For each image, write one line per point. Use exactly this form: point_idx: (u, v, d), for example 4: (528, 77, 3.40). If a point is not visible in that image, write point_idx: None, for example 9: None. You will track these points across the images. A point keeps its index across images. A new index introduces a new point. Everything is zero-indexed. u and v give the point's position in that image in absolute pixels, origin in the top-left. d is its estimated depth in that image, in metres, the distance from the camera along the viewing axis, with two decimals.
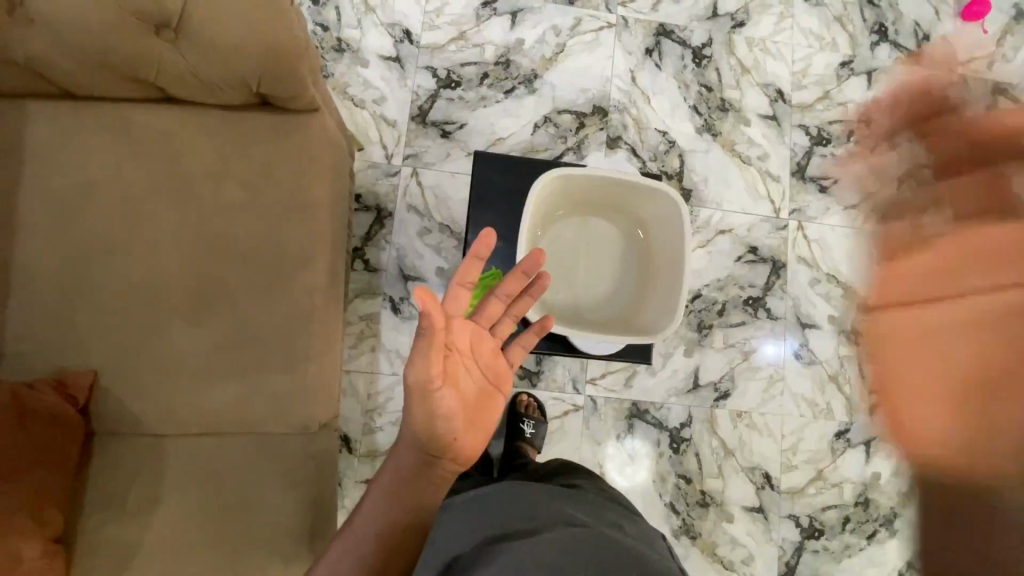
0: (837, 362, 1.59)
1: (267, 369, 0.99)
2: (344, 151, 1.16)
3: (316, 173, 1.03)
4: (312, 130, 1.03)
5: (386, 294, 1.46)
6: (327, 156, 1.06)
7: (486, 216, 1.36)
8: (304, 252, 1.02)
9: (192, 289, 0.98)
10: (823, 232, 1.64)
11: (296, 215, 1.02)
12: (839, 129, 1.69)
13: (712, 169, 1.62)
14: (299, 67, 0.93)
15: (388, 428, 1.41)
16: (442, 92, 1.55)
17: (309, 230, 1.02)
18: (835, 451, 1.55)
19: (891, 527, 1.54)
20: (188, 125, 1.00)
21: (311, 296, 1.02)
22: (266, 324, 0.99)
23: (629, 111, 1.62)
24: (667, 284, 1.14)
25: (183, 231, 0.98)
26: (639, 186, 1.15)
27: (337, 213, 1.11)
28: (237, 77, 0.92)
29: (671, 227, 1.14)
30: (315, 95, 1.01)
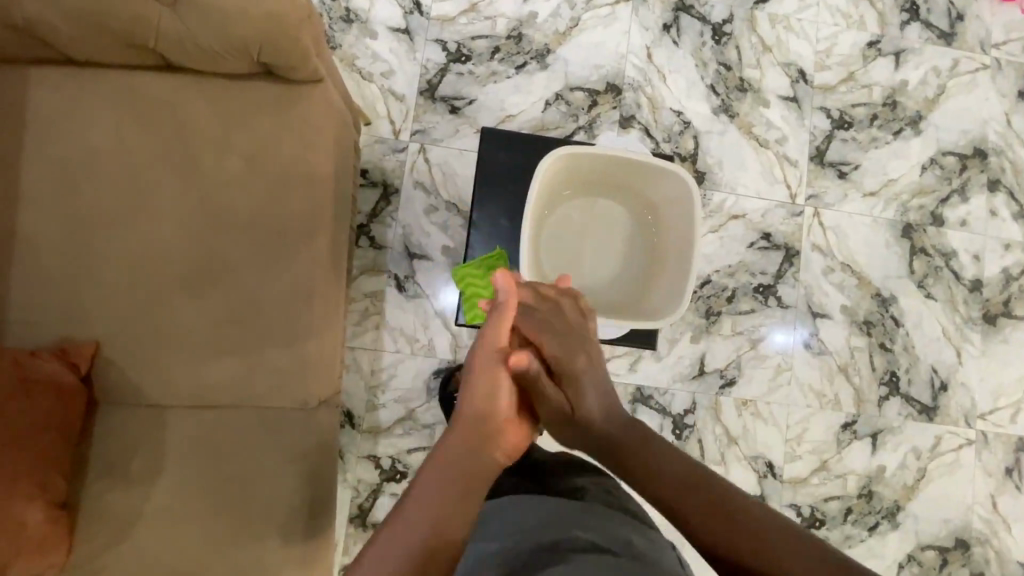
0: (848, 353, 1.56)
1: (267, 345, 0.99)
2: (349, 125, 1.14)
3: (318, 147, 1.02)
4: (315, 103, 1.01)
5: (391, 272, 1.45)
6: (330, 130, 1.04)
7: (493, 195, 1.33)
8: (305, 229, 1.00)
9: (194, 263, 0.97)
10: (839, 219, 1.59)
11: (298, 191, 1.00)
12: (862, 113, 1.63)
13: (728, 151, 1.58)
14: (298, 35, 0.90)
15: (391, 405, 1.42)
16: (451, 66, 1.51)
17: (309, 207, 1.01)
18: (841, 442, 1.53)
19: (893, 519, 1.53)
20: (189, 95, 0.98)
21: (310, 273, 1.00)
22: (268, 300, 0.99)
23: (644, 90, 1.57)
24: (676, 267, 1.12)
25: (184, 202, 0.98)
26: (651, 168, 1.12)
27: (340, 191, 1.09)
28: (235, 45, 0.90)
29: (681, 212, 1.11)
30: (317, 66, 0.99)
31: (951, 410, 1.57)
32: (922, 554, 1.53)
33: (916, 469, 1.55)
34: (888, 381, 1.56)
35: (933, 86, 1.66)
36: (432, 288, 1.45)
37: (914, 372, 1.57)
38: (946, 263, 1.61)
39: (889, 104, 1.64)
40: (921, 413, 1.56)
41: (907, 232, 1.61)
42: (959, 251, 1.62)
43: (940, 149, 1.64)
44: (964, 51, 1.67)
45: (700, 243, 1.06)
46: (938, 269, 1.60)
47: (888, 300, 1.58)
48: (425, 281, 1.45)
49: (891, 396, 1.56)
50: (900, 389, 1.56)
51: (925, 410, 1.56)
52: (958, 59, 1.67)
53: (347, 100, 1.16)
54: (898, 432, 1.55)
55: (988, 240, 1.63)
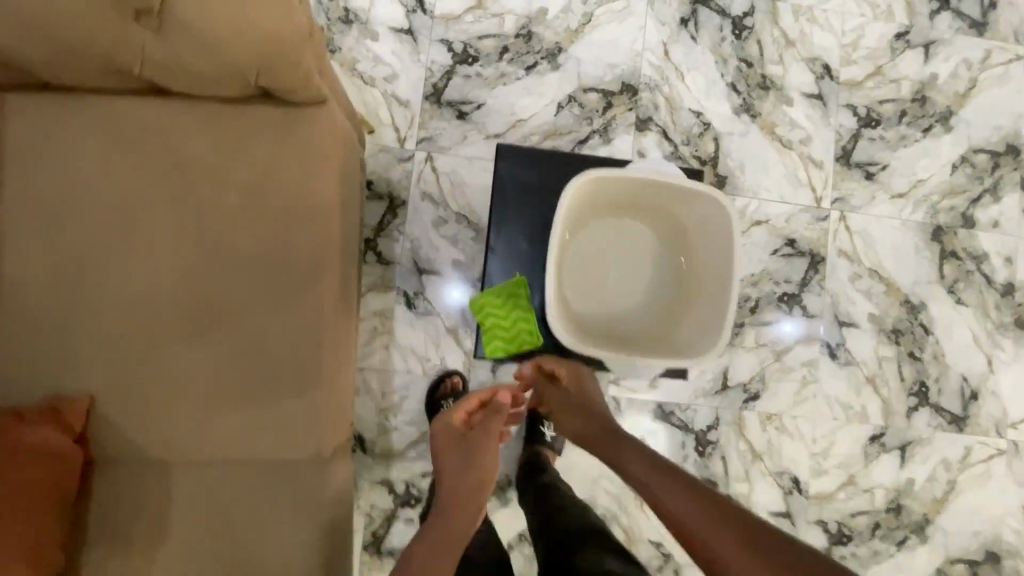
0: (875, 363, 1.50)
1: (275, 385, 0.92)
2: (356, 143, 1.07)
3: (324, 171, 0.94)
4: (319, 125, 0.94)
5: (400, 289, 1.38)
6: (336, 152, 0.97)
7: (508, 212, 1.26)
8: (312, 260, 0.94)
9: (194, 303, 0.91)
10: (867, 223, 1.52)
11: (303, 220, 0.93)
12: (890, 110, 1.55)
13: (750, 154, 1.50)
14: (296, 54, 0.82)
15: (403, 428, 1.36)
16: (458, 68, 1.43)
17: (317, 236, 0.94)
18: (868, 455, 1.48)
19: (922, 533, 1.48)
20: (183, 120, 0.91)
21: (318, 307, 0.94)
22: (274, 341, 0.92)
23: (661, 90, 1.48)
24: (711, 296, 1.05)
25: (180, 239, 0.90)
26: (685, 190, 1.04)
27: (348, 214, 1.02)
28: (228, 67, 0.82)
29: (719, 237, 1.04)
30: (320, 85, 0.91)
31: (981, 420, 1.52)
32: (951, 567, 1.49)
33: (946, 481, 1.50)
34: (917, 392, 1.51)
35: (965, 79, 1.57)
36: (443, 304, 1.39)
37: (943, 381, 1.51)
38: (977, 267, 1.54)
39: (919, 99, 1.56)
40: (950, 423, 1.51)
41: (937, 235, 1.54)
42: (991, 254, 1.55)
43: (972, 147, 1.56)
44: (996, 41, 1.59)
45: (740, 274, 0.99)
46: (969, 273, 1.54)
47: (918, 307, 1.52)
48: (436, 298, 1.39)
49: (921, 407, 1.50)
50: (929, 399, 1.51)
51: (955, 420, 1.51)
52: (990, 50, 1.58)
53: (352, 116, 1.09)
54: (927, 444, 1.50)
55: (1021, 241, 1.56)
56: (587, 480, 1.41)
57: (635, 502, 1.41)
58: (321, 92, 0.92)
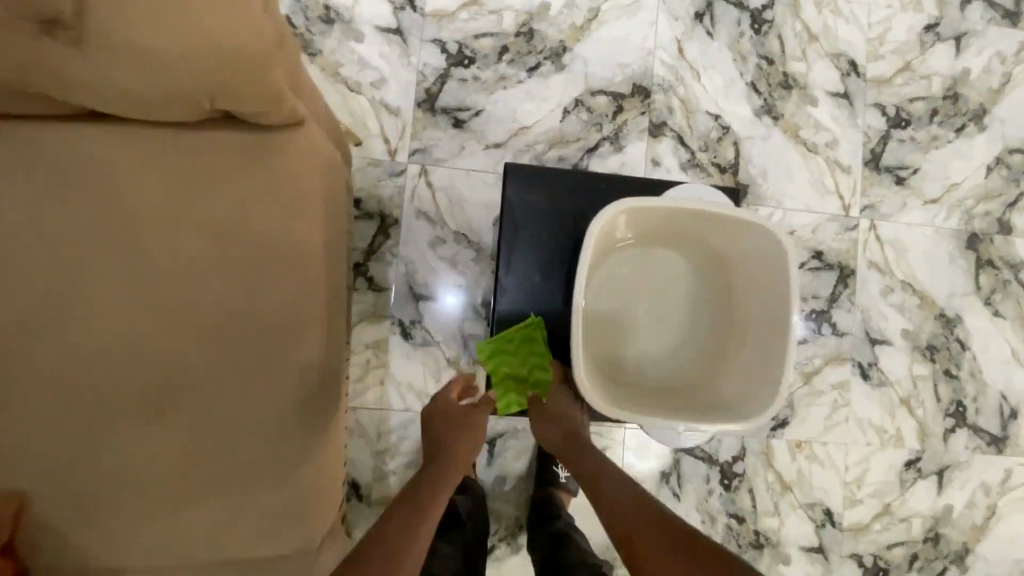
0: (910, 382, 1.39)
1: (252, 453, 0.78)
2: (343, 169, 0.96)
3: (306, 201, 0.83)
4: (299, 150, 0.83)
5: (394, 317, 1.25)
6: (319, 180, 0.86)
7: (520, 244, 1.11)
8: (294, 303, 0.81)
9: (156, 361, 0.77)
10: (898, 232, 1.41)
11: (283, 258, 0.81)
12: (920, 108, 1.43)
13: (773, 159, 1.38)
14: (265, 64, 0.73)
15: (403, 472, 1.23)
16: (453, 71, 1.29)
17: (299, 275, 0.82)
18: (904, 482, 1.38)
19: (961, 563, 1.39)
20: (141, 151, 0.79)
21: (301, 356, 0.81)
22: (245, 414, 0.78)
23: (676, 91, 1.36)
24: (756, 340, 0.97)
25: (134, 295, 0.78)
26: (731, 222, 0.96)
27: (335, 248, 0.90)
28: (189, 84, 0.72)
29: (768, 279, 0.95)
30: (296, 104, 0.82)
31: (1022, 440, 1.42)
32: None
33: (986, 506, 1.40)
34: (954, 412, 1.40)
35: (998, 74, 1.46)
36: (443, 333, 1.26)
37: (981, 400, 1.41)
38: (1015, 276, 1.44)
39: (950, 96, 1.44)
40: (989, 444, 1.41)
41: (972, 243, 1.43)
42: None
43: (1007, 147, 1.45)
44: None
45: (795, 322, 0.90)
46: (1006, 283, 1.43)
47: (953, 321, 1.41)
48: (435, 326, 1.26)
49: (958, 428, 1.40)
50: (966, 420, 1.41)
51: (994, 441, 1.41)
52: None
53: (338, 139, 0.98)
54: (965, 467, 1.40)
55: None
56: None
57: None
58: (299, 112, 0.82)
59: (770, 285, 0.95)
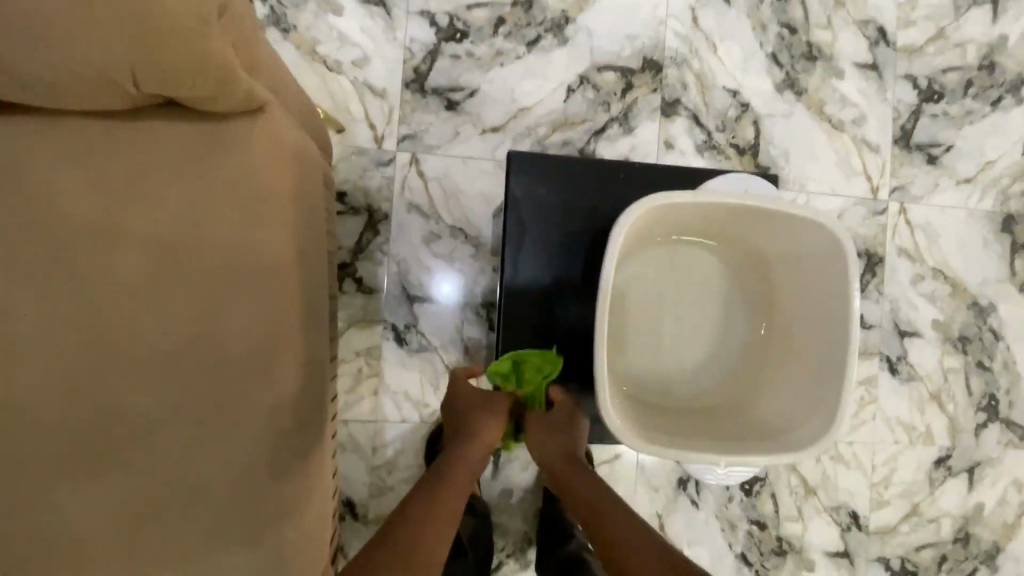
0: (940, 376, 1.31)
1: (213, 500, 0.64)
2: (321, 164, 0.84)
3: (272, 198, 0.72)
4: (261, 140, 0.72)
5: (387, 321, 1.14)
6: (288, 175, 0.75)
7: (528, 245, 1.00)
8: (259, 316, 0.69)
9: (95, 398, 0.63)
10: (929, 215, 1.31)
11: (245, 264, 0.69)
12: (954, 80, 1.32)
13: (795, 138, 1.27)
14: (211, 37, 0.63)
15: (401, 488, 1.14)
16: (444, 47, 1.16)
17: (266, 283, 0.70)
18: (934, 481, 1.30)
19: (992, 563, 1.32)
20: (68, 146, 0.66)
21: (270, 377, 0.69)
22: (202, 458, 0.65)
23: (690, 65, 1.24)
24: (802, 349, 0.90)
25: (60, 323, 0.64)
26: (783, 220, 0.88)
27: (312, 254, 0.78)
28: (126, 64, 0.61)
29: (821, 286, 0.88)
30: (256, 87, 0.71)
31: None
32: None
33: (1018, 504, 1.33)
34: (987, 406, 1.32)
35: None
36: (441, 337, 1.15)
37: (1015, 393, 1.33)
38: None
39: (986, 66, 1.33)
40: (1022, 439, 1.33)
41: (1008, 225, 1.33)
42: None
43: None
44: None
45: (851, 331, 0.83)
46: None
47: (987, 309, 1.32)
48: (432, 330, 1.15)
49: (990, 423, 1.32)
50: (999, 414, 1.33)
51: None
52: None
53: (312, 131, 0.87)
54: (997, 464, 1.32)
55: None
56: None
57: None
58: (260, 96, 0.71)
59: (818, 287, 0.88)
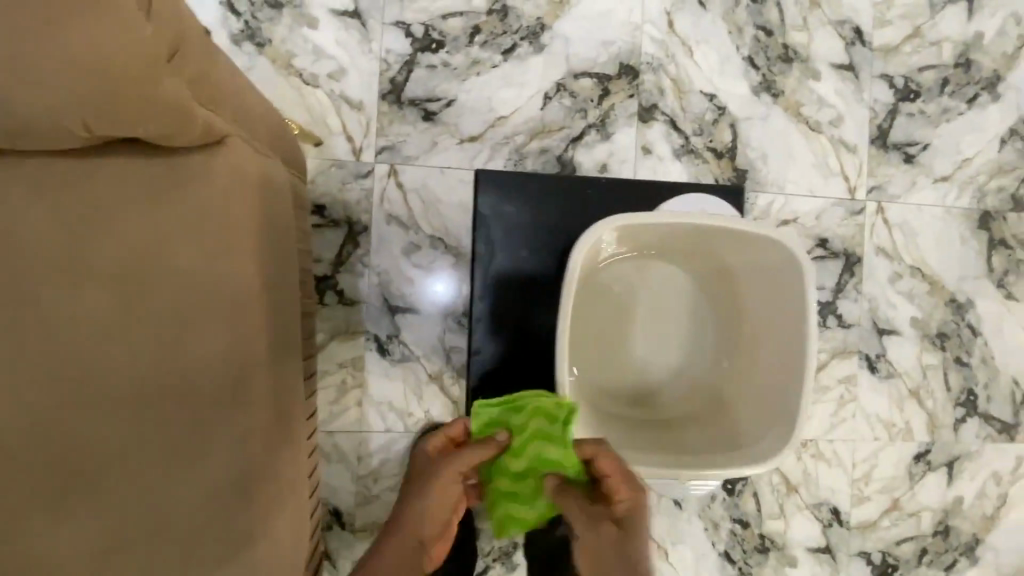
0: (919, 373, 1.32)
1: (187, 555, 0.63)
2: (282, 184, 0.81)
3: (236, 235, 0.68)
4: (221, 174, 0.66)
5: (370, 333, 1.15)
6: (251, 207, 0.71)
7: (499, 256, 1.17)
8: (231, 359, 0.66)
9: (59, 445, 0.62)
10: (907, 214, 1.32)
11: (215, 307, 0.66)
12: (931, 78, 1.32)
13: (772, 140, 1.27)
14: (157, 78, 0.57)
15: (387, 496, 1.16)
16: (420, 57, 1.17)
17: (237, 325, 0.67)
18: (913, 476, 1.32)
19: (972, 554, 1.34)
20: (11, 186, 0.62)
21: (247, 421, 0.67)
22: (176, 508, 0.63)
23: (666, 70, 1.24)
24: (765, 358, 0.95)
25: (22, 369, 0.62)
26: (743, 238, 0.93)
27: (279, 283, 0.76)
28: (67, 112, 0.56)
29: (782, 302, 0.92)
30: (212, 119, 0.65)
31: None
32: None
33: (997, 496, 1.35)
34: (965, 401, 1.34)
35: (1013, 37, 1.35)
36: (423, 347, 1.17)
37: (993, 387, 1.35)
38: None
39: (962, 64, 1.33)
40: (1001, 432, 1.35)
41: (985, 222, 1.34)
42: None
43: (1022, 117, 1.36)
44: None
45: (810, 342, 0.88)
46: (1020, 264, 1.35)
47: (965, 306, 1.33)
48: (414, 340, 1.16)
49: (969, 417, 1.34)
50: (978, 408, 1.34)
51: (1006, 428, 1.35)
52: None
53: (273, 148, 0.82)
54: (976, 457, 1.34)
55: None
56: None
57: (658, 552, 1.25)
58: (216, 129, 0.65)
59: (778, 299, 0.93)
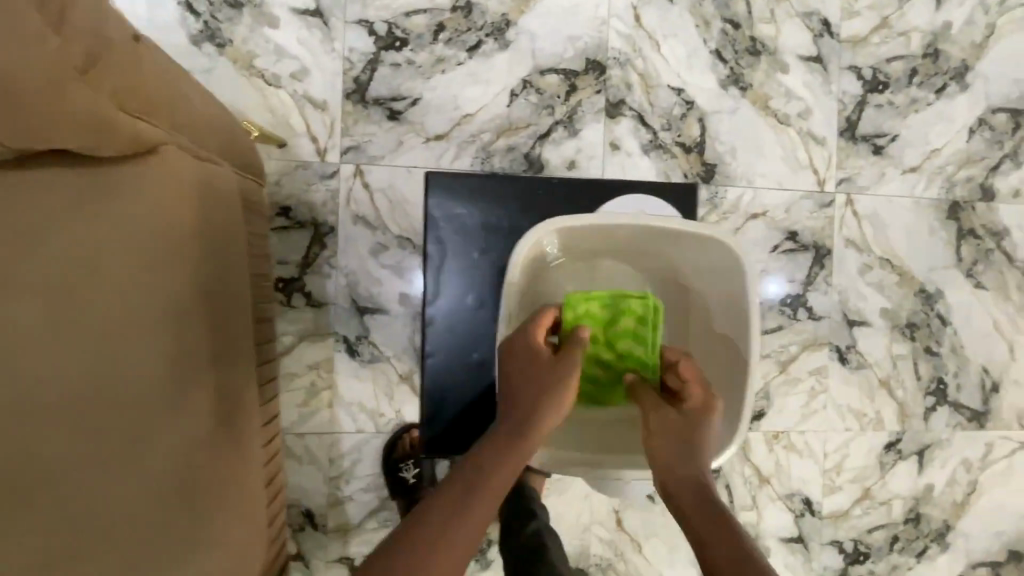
0: (889, 363, 1.33)
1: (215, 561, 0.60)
2: (229, 189, 0.72)
3: (171, 256, 0.57)
4: (153, 186, 0.56)
5: (339, 334, 1.15)
6: (188, 222, 0.60)
7: (450, 259, 1.14)
8: (163, 403, 0.55)
9: None
10: (876, 206, 1.32)
11: (142, 344, 0.53)
12: (899, 69, 1.32)
13: (741, 133, 1.27)
14: (70, 94, 0.46)
15: (360, 496, 1.16)
16: (384, 56, 1.15)
17: (174, 362, 0.57)
18: (884, 465, 1.34)
19: (942, 541, 1.36)
20: None
21: (188, 467, 0.57)
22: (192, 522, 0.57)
23: (633, 65, 1.23)
24: (715, 358, 0.95)
25: None
26: (683, 237, 0.92)
27: (223, 306, 0.67)
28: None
29: (727, 305, 0.92)
30: (143, 127, 0.54)
31: (1003, 413, 1.38)
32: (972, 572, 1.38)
33: (967, 483, 1.37)
34: (935, 390, 1.35)
35: (982, 26, 1.34)
36: (393, 348, 1.17)
37: (963, 376, 1.36)
38: (997, 244, 1.36)
39: (931, 54, 1.33)
40: (971, 420, 1.37)
41: (954, 212, 1.35)
42: (1012, 229, 1.37)
43: (990, 107, 1.36)
44: None
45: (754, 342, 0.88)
46: (988, 253, 1.36)
47: (934, 296, 1.34)
48: (383, 340, 1.16)
49: (939, 406, 1.35)
50: (948, 397, 1.36)
51: (976, 416, 1.37)
52: None
53: (214, 147, 0.72)
54: (946, 446, 1.36)
55: None
56: (576, 527, 1.25)
57: (632, 545, 1.26)
58: (147, 139, 0.54)
59: (723, 299, 0.93)
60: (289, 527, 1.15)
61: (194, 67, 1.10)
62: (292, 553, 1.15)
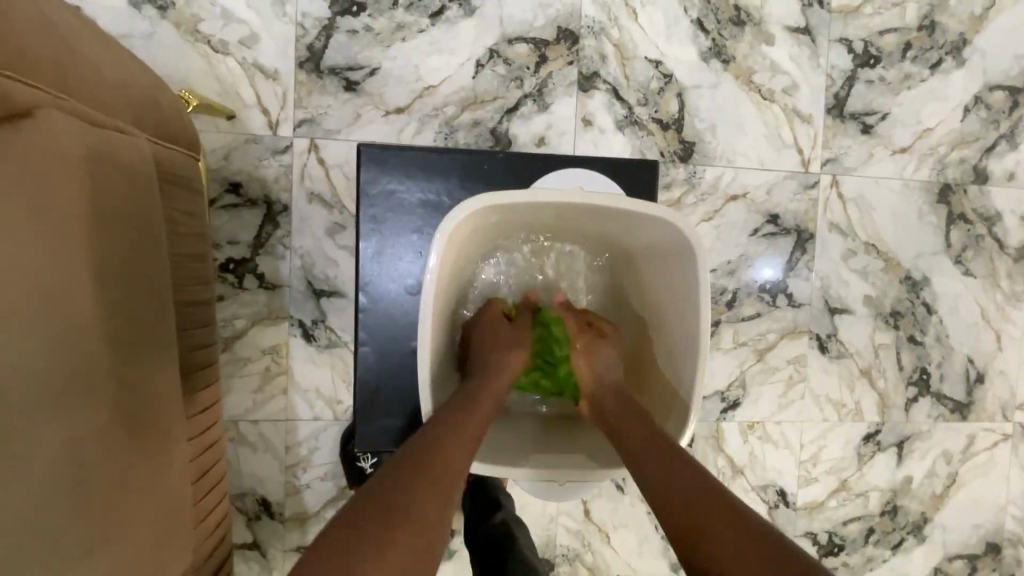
0: (871, 353, 1.29)
1: (125, 537, 0.59)
2: (140, 161, 0.66)
3: (50, 236, 0.53)
4: (23, 158, 0.51)
5: (294, 318, 1.10)
6: (74, 195, 0.56)
7: (388, 248, 0.97)
8: (41, 399, 0.51)
9: None
10: (862, 187, 1.26)
11: (10, 335, 0.49)
12: (893, 42, 1.24)
13: (722, 110, 1.20)
14: None
15: (317, 485, 1.13)
16: (339, 21, 1.08)
17: (56, 356, 0.53)
18: (862, 456, 1.30)
19: (919, 533, 1.33)
20: None
21: (79, 463, 0.54)
22: (100, 505, 0.56)
23: (609, 35, 1.16)
24: (667, 344, 0.88)
25: None
26: (632, 217, 0.84)
27: (129, 292, 0.62)
28: None
29: (680, 293, 0.84)
30: (8, 87, 0.51)
31: (988, 404, 1.34)
32: (949, 565, 1.35)
33: (947, 475, 1.33)
34: (918, 380, 1.31)
35: None
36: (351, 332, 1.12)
37: (947, 365, 1.31)
38: (988, 230, 1.30)
39: (927, 26, 1.25)
40: (953, 411, 1.32)
41: (945, 195, 1.29)
42: (1005, 214, 1.31)
43: (987, 84, 1.28)
44: None
45: (705, 331, 0.80)
46: (979, 239, 1.30)
47: (921, 283, 1.29)
48: (340, 325, 1.12)
49: (921, 396, 1.31)
50: (931, 387, 1.31)
51: (959, 407, 1.33)
52: None
53: (123, 114, 0.67)
54: (927, 437, 1.32)
55: None
56: (542, 518, 1.22)
57: (600, 535, 1.23)
58: (12, 100, 0.51)
59: (675, 282, 0.85)
60: (244, 515, 1.11)
61: (134, 32, 1.03)
62: (247, 542, 1.12)
